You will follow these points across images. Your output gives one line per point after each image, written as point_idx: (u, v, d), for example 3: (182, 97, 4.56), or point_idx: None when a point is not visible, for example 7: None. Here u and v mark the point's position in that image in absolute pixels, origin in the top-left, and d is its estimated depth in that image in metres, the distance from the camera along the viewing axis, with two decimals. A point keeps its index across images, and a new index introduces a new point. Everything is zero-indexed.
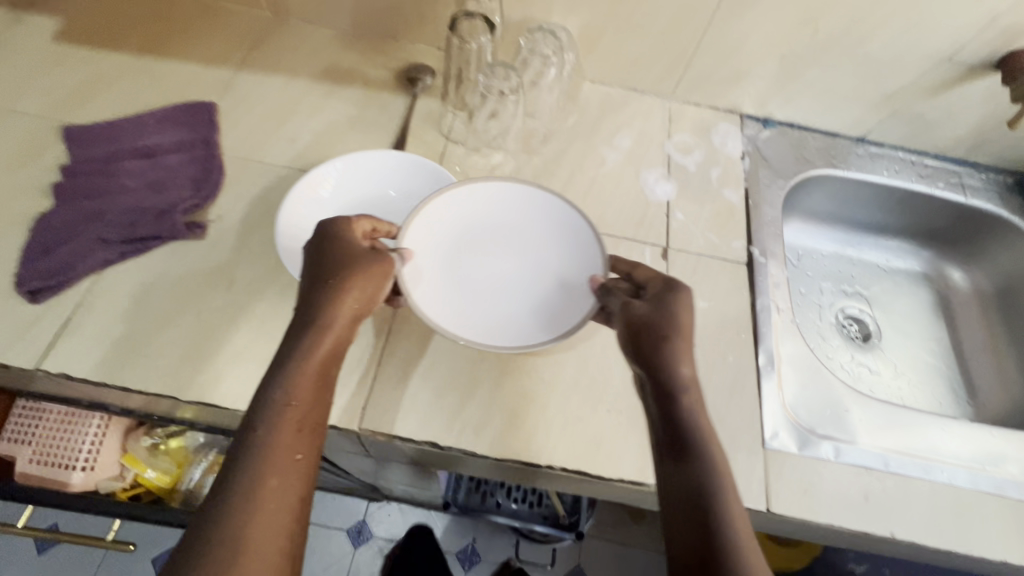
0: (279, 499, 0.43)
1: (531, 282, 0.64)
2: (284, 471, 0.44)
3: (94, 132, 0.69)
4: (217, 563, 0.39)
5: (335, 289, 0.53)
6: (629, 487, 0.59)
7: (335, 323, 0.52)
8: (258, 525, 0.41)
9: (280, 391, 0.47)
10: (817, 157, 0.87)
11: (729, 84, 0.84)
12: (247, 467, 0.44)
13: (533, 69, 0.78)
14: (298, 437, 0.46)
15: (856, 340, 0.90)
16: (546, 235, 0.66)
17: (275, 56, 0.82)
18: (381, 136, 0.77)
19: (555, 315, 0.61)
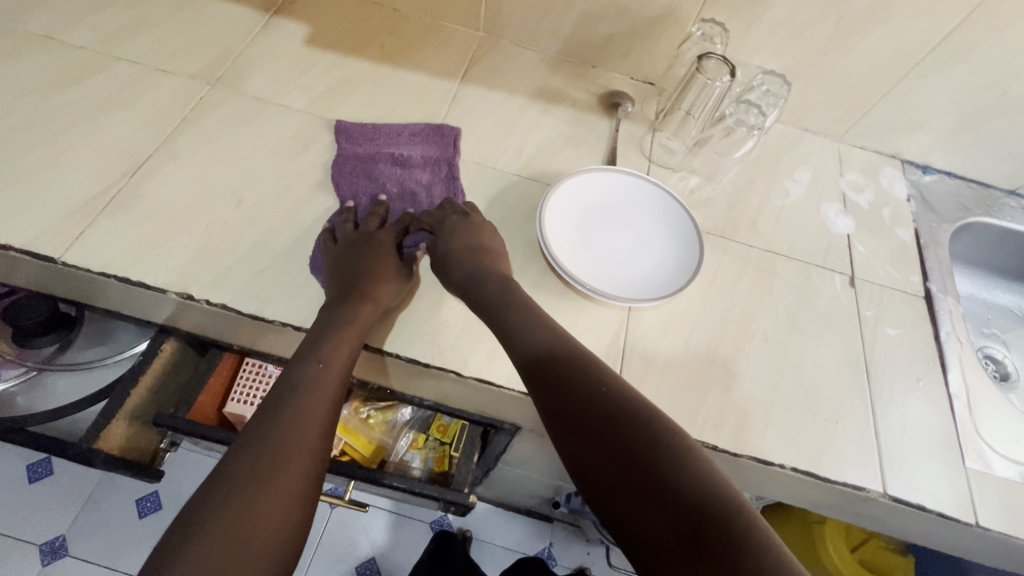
0: (317, 423, 0.56)
1: (622, 266, 0.70)
2: (319, 402, 0.56)
3: (362, 133, 0.78)
4: (276, 443, 0.52)
5: (371, 269, 0.65)
6: (850, 491, 0.64)
7: (378, 293, 0.63)
8: (303, 435, 0.54)
9: (326, 343, 0.59)
10: (974, 204, 0.94)
11: (902, 132, 0.91)
12: (304, 386, 0.56)
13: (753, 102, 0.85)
14: (331, 375, 0.58)
15: (996, 378, 0.95)
16: (660, 266, 0.71)
17: (491, 73, 0.90)
18: (593, 153, 0.85)
19: (590, 280, 0.68)
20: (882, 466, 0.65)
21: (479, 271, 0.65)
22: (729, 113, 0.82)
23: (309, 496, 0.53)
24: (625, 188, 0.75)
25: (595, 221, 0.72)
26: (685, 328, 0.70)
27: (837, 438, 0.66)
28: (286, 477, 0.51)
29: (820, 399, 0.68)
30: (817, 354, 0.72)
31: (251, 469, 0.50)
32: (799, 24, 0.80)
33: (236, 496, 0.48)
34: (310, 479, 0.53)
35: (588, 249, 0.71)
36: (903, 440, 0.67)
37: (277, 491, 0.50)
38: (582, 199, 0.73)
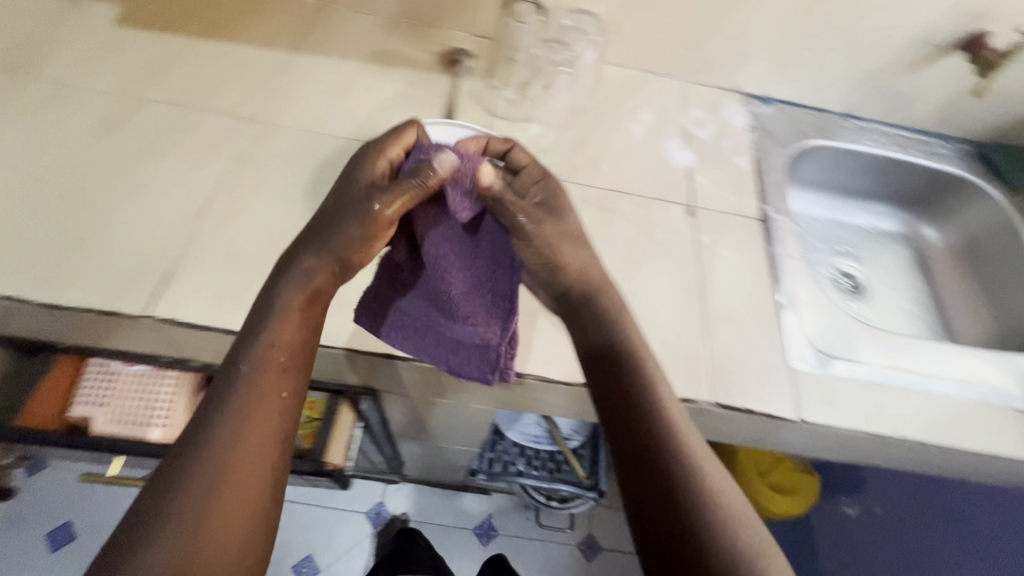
0: (266, 438, 0.48)
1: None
2: (267, 412, 0.49)
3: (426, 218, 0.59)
4: (211, 471, 0.45)
5: (336, 216, 0.57)
6: (680, 404, 0.67)
7: (319, 277, 0.55)
8: (242, 455, 0.46)
9: (255, 337, 0.51)
10: (811, 129, 0.98)
11: (736, 65, 0.94)
12: (239, 393, 0.49)
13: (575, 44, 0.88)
14: (281, 377, 0.50)
15: (850, 292, 1.01)
16: None
17: (324, 40, 0.88)
18: (430, 111, 0.84)
19: None
20: (710, 377, 0.68)
21: (549, 262, 0.59)
22: (535, 50, 0.87)
23: (259, 525, 0.46)
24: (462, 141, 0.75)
25: None
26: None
27: (668, 357, 0.69)
28: (228, 507, 0.45)
29: (651, 324, 0.71)
30: (652, 281, 0.74)
31: (180, 496, 0.44)
32: None
33: (179, 533, 0.43)
34: (262, 509, 0.47)
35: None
36: (733, 351, 0.71)
37: (220, 524, 0.44)
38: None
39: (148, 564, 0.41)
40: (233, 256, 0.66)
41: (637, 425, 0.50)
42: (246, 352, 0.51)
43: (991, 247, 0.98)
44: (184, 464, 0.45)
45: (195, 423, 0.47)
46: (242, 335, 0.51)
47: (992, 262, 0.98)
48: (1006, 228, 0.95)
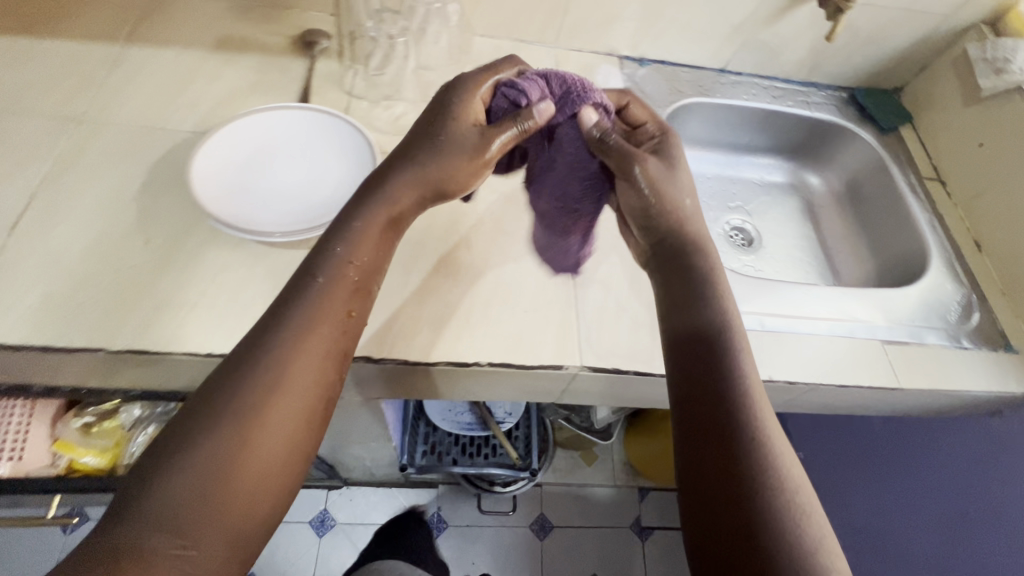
0: (316, 361, 0.49)
1: (290, 204, 0.66)
2: (329, 327, 0.51)
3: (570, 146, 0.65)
4: (263, 382, 0.46)
5: (443, 152, 0.59)
6: (550, 371, 0.66)
7: (402, 200, 0.58)
8: (298, 373, 0.48)
9: (331, 257, 0.53)
10: (688, 87, 0.99)
11: (604, 28, 0.93)
12: (299, 308, 0.50)
13: (420, 16, 0.85)
14: (353, 295, 0.53)
15: (742, 245, 1.03)
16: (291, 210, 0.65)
17: (163, 29, 0.82)
18: (283, 97, 0.80)
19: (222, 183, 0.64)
20: (580, 341, 0.67)
21: (649, 202, 0.62)
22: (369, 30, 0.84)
23: (304, 446, 0.47)
24: (329, 134, 0.71)
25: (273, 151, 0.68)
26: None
27: (536, 326, 0.68)
28: (279, 411, 0.46)
29: (520, 294, 0.70)
30: (521, 252, 0.73)
31: (234, 400, 0.45)
32: None
33: (225, 435, 0.44)
34: (303, 435, 0.47)
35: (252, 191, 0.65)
36: (604, 315, 0.70)
37: (278, 424, 0.46)
38: (244, 139, 0.67)
39: (196, 460, 0.42)
40: (55, 266, 0.61)
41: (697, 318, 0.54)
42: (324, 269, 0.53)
43: (869, 188, 1.01)
44: (235, 374, 0.46)
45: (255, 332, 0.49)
46: (322, 251, 0.54)
47: (869, 203, 1.01)
48: (879, 167, 0.99)
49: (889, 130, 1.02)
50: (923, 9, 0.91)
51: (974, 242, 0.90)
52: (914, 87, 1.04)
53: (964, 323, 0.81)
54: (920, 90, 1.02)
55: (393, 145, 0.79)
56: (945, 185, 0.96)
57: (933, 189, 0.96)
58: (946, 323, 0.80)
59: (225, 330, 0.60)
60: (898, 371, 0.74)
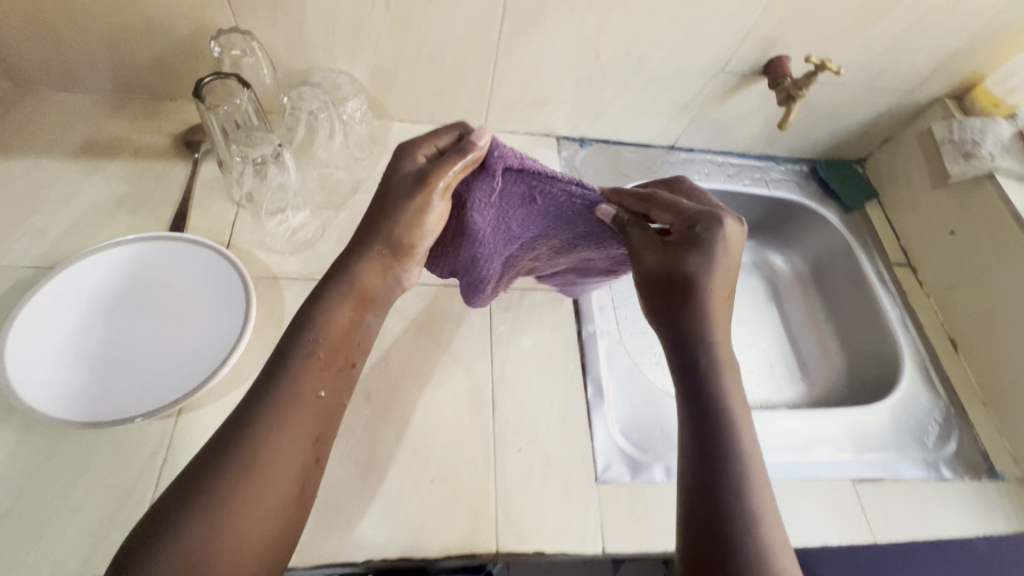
0: (292, 451, 0.44)
1: (115, 376, 0.54)
2: (302, 412, 0.46)
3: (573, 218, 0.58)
4: (234, 472, 0.42)
5: (392, 213, 0.52)
6: (460, 560, 0.55)
7: (365, 274, 0.53)
8: (273, 460, 0.43)
9: (309, 326, 0.49)
10: (633, 170, 0.89)
11: (536, 110, 0.83)
12: (271, 391, 0.46)
13: (303, 122, 0.71)
14: (324, 373, 0.48)
15: None
16: (77, 363, 0.54)
17: (15, 135, 0.70)
18: (155, 213, 0.68)
19: (79, 293, 0.57)
20: (497, 517, 0.57)
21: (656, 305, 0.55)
22: (235, 154, 0.63)
23: (282, 538, 0.43)
24: (206, 333, 0.57)
25: (153, 305, 0.58)
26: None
27: (445, 500, 0.57)
28: (256, 500, 0.42)
29: (428, 455, 0.59)
30: (432, 399, 0.62)
31: (210, 486, 0.41)
32: (350, 16, 0.67)
33: (195, 526, 0.40)
34: (274, 527, 0.42)
35: (100, 360, 0.54)
36: (528, 478, 0.59)
37: (246, 524, 0.41)
38: (148, 263, 0.60)
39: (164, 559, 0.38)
40: None
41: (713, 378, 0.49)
42: (302, 340, 0.48)
43: (836, 272, 0.93)
44: (208, 457, 0.43)
45: (236, 412, 0.45)
46: (299, 317, 0.50)
47: (837, 289, 0.92)
48: (844, 252, 0.91)
49: (853, 209, 0.94)
50: (884, 85, 0.83)
51: (950, 340, 0.82)
52: (878, 160, 0.96)
53: (942, 448, 0.72)
54: (886, 164, 0.94)
55: (285, 267, 0.68)
56: (916, 272, 0.88)
57: (904, 278, 0.88)
58: (922, 447, 0.72)
59: (40, 547, 0.48)
60: (872, 518, 0.64)
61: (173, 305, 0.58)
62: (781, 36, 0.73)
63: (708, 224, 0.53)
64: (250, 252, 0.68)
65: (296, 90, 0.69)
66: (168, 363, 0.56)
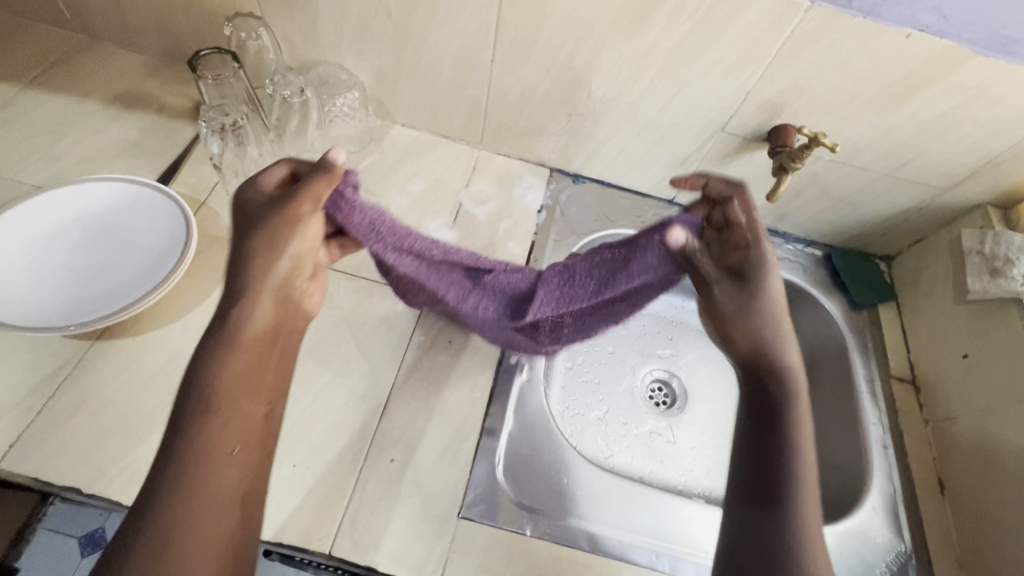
0: (219, 506, 0.42)
1: (50, 247, 0.63)
2: (217, 472, 0.43)
3: (626, 279, 0.56)
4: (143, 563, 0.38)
5: (266, 247, 0.52)
6: (292, 551, 0.54)
7: (258, 315, 0.51)
8: (190, 531, 0.40)
9: (205, 379, 0.46)
10: (620, 215, 0.86)
11: (530, 137, 0.83)
12: (176, 456, 0.43)
13: (295, 112, 0.75)
14: (229, 429, 0.45)
15: (660, 406, 0.87)
16: (66, 216, 0.65)
17: (69, 77, 0.81)
18: (153, 163, 0.76)
19: (129, 194, 0.67)
20: (341, 521, 0.55)
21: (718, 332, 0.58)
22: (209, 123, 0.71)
23: None
24: (79, 293, 0.60)
25: (120, 254, 0.63)
26: (159, 362, 0.60)
27: (299, 488, 0.56)
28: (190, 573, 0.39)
29: (302, 440, 0.59)
30: (327, 387, 0.63)
31: None
32: (355, 18, 0.71)
33: None
34: None
35: (60, 238, 0.63)
36: (388, 492, 0.57)
37: None
38: (164, 233, 0.65)
39: None
40: None
41: (773, 445, 0.50)
42: (191, 406, 0.45)
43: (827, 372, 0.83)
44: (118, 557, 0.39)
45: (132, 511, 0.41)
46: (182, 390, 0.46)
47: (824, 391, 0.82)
48: (838, 350, 0.81)
49: (861, 306, 0.84)
50: (912, 178, 0.75)
51: (937, 478, 0.70)
52: (906, 261, 0.86)
53: None
54: (912, 266, 0.85)
55: None
56: (918, 391, 0.77)
57: (901, 395, 0.76)
58: None
59: None
60: None
61: (119, 267, 0.62)
62: (786, 103, 0.68)
63: (757, 247, 0.55)
64: (217, 213, 0.73)
65: (282, 74, 0.73)
66: (51, 275, 0.61)
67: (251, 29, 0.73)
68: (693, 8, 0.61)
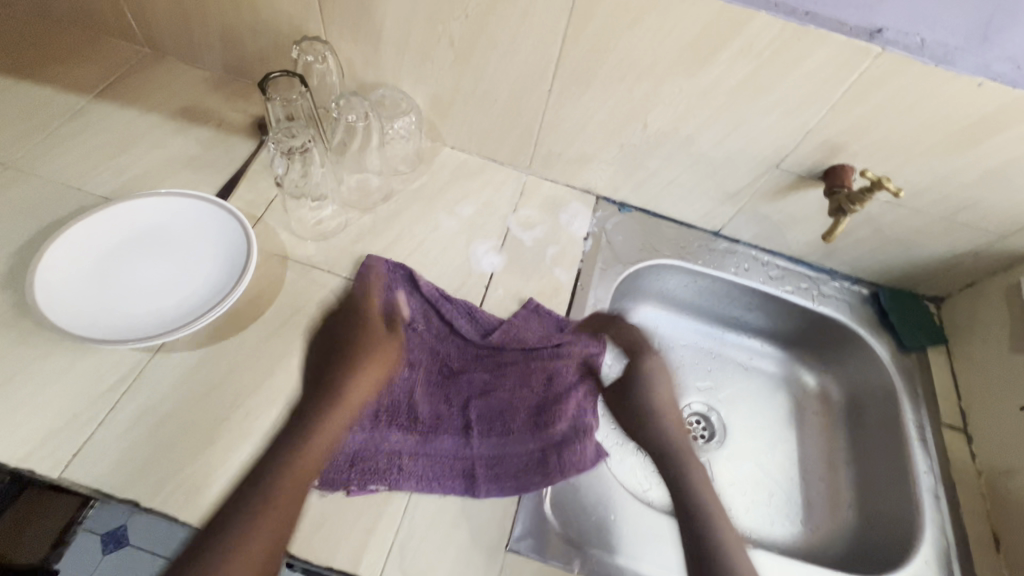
0: (273, 524, 0.53)
1: (132, 246, 0.65)
2: (280, 511, 0.54)
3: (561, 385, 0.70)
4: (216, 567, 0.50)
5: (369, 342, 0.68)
6: None
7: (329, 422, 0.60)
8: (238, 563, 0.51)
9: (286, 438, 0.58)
10: (665, 246, 0.86)
11: (579, 165, 0.84)
12: (264, 479, 0.55)
13: (359, 138, 0.78)
14: (296, 479, 0.56)
15: (698, 440, 0.86)
16: (159, 222, 0.67)
17: (135, 89, 0.84)
18: (212, 177, 0.77)
19: (218, 223, 0.67)
20: (389, 548, 0.55)
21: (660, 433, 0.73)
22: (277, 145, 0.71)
23: None
24: (122, 303, 0.61)
25: (178, 280, 0.64)
26: (215, 377, 0.61)
27: (349, 511, 0.56)
28: None
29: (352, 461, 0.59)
30: None
31: None
32: (418, 44, 0.73)
33: None
34: None
35: (142, 242, 0.66)
36: (436, 520, 0.57)
37: None
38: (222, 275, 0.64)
39: None
40: None
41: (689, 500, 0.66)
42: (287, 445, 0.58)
43: (873, 414, 0.81)
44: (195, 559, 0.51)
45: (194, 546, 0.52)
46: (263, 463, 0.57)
47: (869, 434, 0.81)
48: (886, 396, 0.80)
49: (911, 349, 0.82)
50: (971, 223, 0.74)
51: (991, 534, 0.68)
52: (958, 304, 0.84)
53: None
54: (964, 311, 0.83)
55: (297, 250, 0.73)
56: (970, 440, 0.75)
57: (953, 444, 0.75)
58: None
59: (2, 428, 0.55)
60: None
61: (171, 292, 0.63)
62: (845, 144, 0.68)
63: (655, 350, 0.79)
64: (273, 229, 0.74)
65: (346, 98, 0.74)
66: (114, 274, 0.63)
67: (315, 51, 0.74)
68: (759, 50, 0.61)
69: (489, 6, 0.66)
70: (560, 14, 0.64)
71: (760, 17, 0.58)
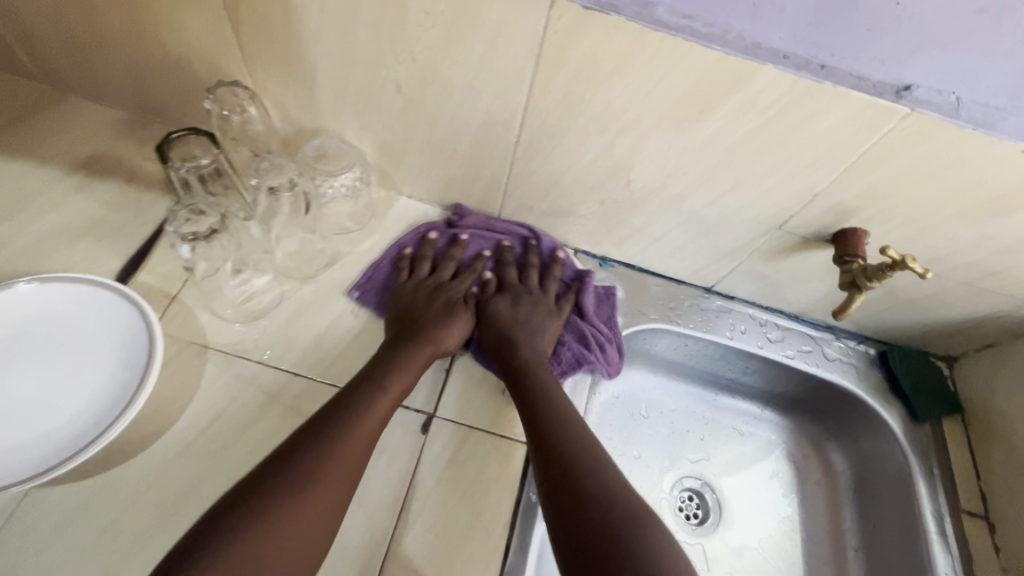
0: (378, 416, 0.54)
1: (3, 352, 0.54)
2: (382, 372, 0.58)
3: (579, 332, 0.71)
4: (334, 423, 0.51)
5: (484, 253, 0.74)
6: None
7: (431, 295, 0.68)
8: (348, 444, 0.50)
9: (397, 300, 0.68)
10: (652, 307, 0.76)
11: (555, 219, 0.73)
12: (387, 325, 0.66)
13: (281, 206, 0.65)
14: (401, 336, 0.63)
15: (692, 523, 0.76)
16: (38, 316, 0.55)
17: (28, 135, 0.70)
18: (118, 245, 0.65)
19: (110, 311, 0.56)
20: None
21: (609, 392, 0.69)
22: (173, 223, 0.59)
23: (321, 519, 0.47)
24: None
25: (67, 386, 0.53)
26: (115, 508, 0.52)
27: None
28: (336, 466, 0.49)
29: None
30: None
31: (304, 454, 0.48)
32: (359, 90, 0.61)
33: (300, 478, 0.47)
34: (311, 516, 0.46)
35: (17, 345, 0.54)
36: None
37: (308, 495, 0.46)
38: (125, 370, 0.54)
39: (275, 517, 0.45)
40: None
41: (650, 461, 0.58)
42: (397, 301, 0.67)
43: (885, 495, 0.73)
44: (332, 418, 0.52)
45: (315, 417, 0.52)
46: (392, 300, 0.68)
47: (882, 517, 0.73)
48: (897, 476, 0.72)
49: (924, 420, 0.74)
50: (996, 288, 0.65)
51: None
52: (972, 367, 0.76)
53: None
54: (982, 377, 0.75)
55: (220, 336, 0.62)
56: (993, 531, 0.68)
57: (973, 535, 0.68)
58: None
59: None
60: None
61: (62, 405, 0.52)
62: (859, 208, 0.59)
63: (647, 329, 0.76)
64: (192, 310, 0.63)
65: (270, 160, 0.63)
66: None
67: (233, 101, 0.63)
68: (763, 106, 0.51)
69: (440, 48, 0.54)
70: (524, 59, 0.53)
71: (766, 71, 0.48)
